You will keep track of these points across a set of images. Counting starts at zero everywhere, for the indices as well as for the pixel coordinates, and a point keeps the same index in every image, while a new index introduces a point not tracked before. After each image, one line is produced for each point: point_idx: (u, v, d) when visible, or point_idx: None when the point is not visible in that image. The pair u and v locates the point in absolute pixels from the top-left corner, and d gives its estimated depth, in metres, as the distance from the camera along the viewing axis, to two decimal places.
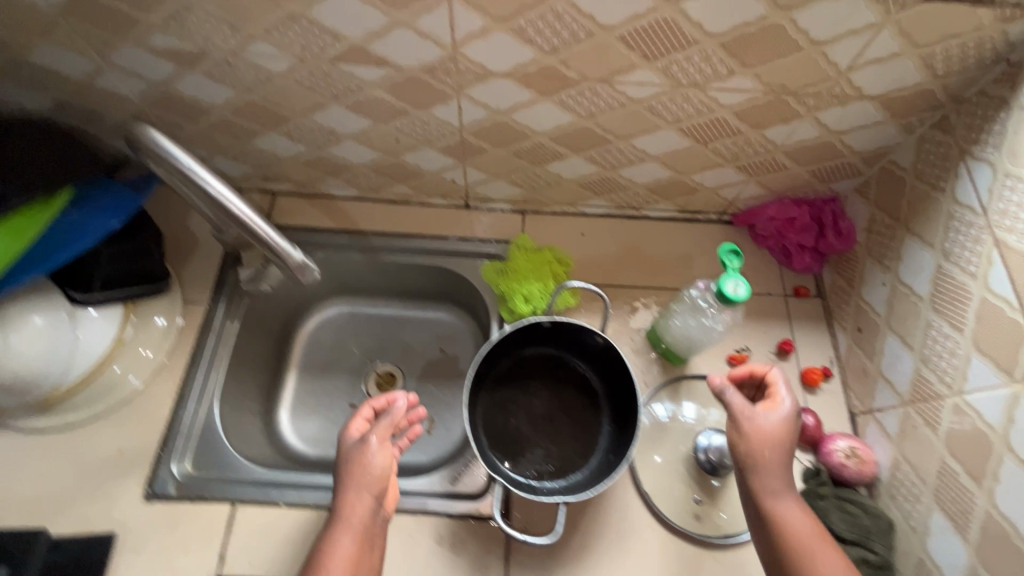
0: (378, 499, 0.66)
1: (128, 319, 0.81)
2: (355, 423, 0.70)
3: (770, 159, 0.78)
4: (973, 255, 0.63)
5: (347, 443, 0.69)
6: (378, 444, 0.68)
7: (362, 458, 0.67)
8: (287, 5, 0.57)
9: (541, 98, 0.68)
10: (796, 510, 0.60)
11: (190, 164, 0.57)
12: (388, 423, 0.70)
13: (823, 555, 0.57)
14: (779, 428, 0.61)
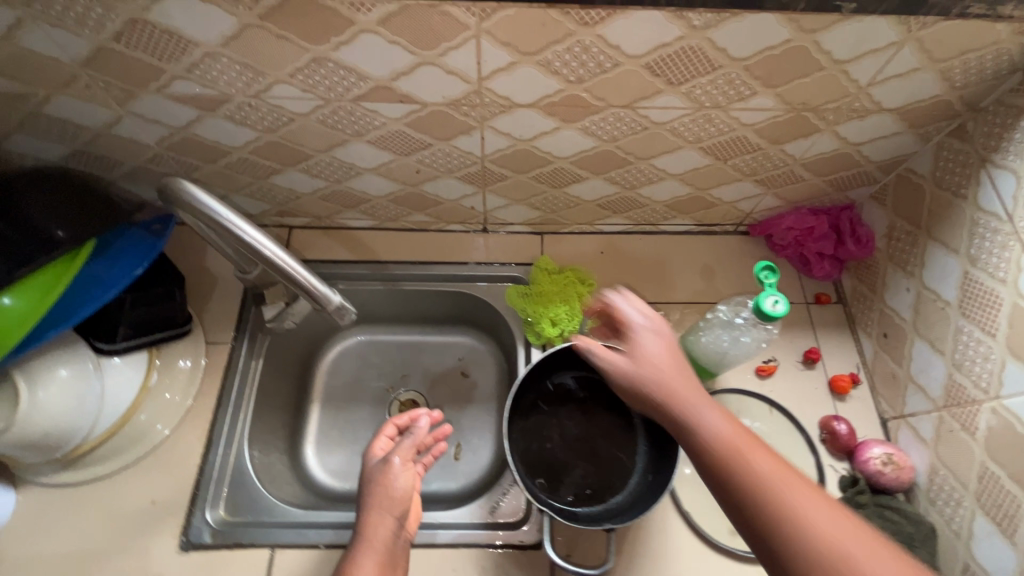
0: (401, 515, 0.69)
1: (153, 364, 0.80)
2: (378, 443, 0.76)
3: (788, 172, 0.79)
4: (1001, 261, 0.64)
5: (370, 464, 0.74)
6: (398, 462, 0.73)
7: (384, 478, 0.72)
8: (313, 50, 0.57)
9: (565, 125, 0.68)
10: (711, 420, 0.57)
11: (230, 216, 0.57)
12: (410, 441, 0.75)
13: (758, 460, 0.52)
14: (659, 354, 0.63)
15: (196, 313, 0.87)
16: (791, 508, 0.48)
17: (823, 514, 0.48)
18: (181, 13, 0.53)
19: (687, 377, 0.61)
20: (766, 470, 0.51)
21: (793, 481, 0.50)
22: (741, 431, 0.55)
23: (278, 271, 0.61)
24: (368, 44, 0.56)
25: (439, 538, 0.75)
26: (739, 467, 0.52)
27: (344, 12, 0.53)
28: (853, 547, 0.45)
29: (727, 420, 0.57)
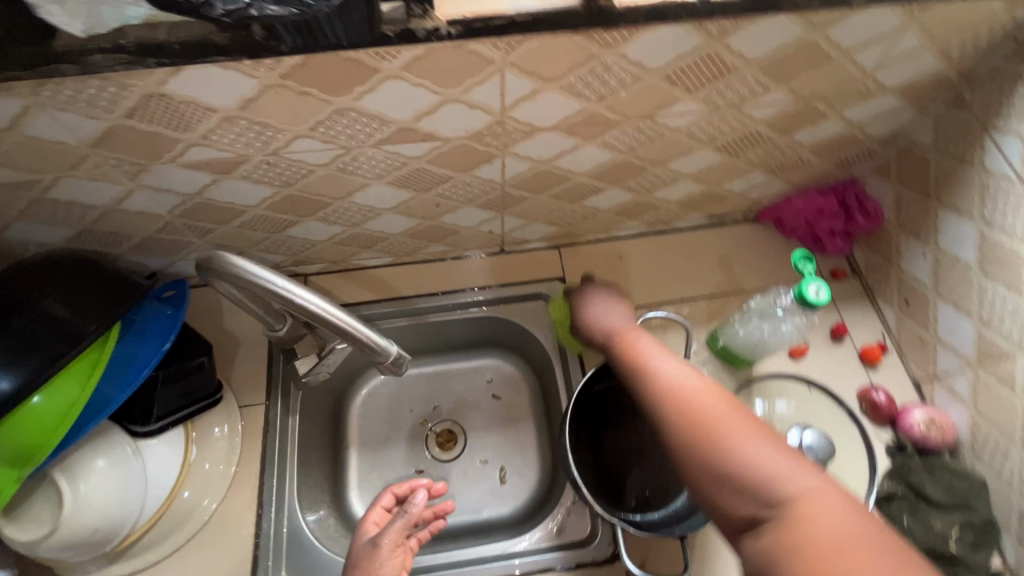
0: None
1: (191, 439, 0.78)
2: (373, 516, 0.72)
3: (795, 158, 0.81)
4: (1016, 220, 0.67)
5: (359, 541, 0.71)
6: (381, 546, 0.68)
7: (370, 562, 0.68)
8: (336, 101, 0.56)
9: (585, 142, 0.69)
10: (638, 335, 0.67)
11: (284, 283, 0.56)
12: (400, 524, 0.69)
13: (660, 356, 0.63)
14: (600, 298, 0.74)
15: (224, 377, 0.84)
16: (675, 385, 0.58)
17: (699, 388, 0.57)
18: (202, 82, 0.52)
19: (625, 314, 0.72)
20: (663, 363, 0.61)
21: (688, 373, 0.59)
22: (655, 341, 0.66)
23: (330, 327, 0.60)
24: (393, 89, 0.56)
25: (514, 569, 0.76)
26: (642, 362, 0.63)
27: (369, 61, 0.52)
28: (719, 413, 0.54)
29: (645, 335, 0.67)
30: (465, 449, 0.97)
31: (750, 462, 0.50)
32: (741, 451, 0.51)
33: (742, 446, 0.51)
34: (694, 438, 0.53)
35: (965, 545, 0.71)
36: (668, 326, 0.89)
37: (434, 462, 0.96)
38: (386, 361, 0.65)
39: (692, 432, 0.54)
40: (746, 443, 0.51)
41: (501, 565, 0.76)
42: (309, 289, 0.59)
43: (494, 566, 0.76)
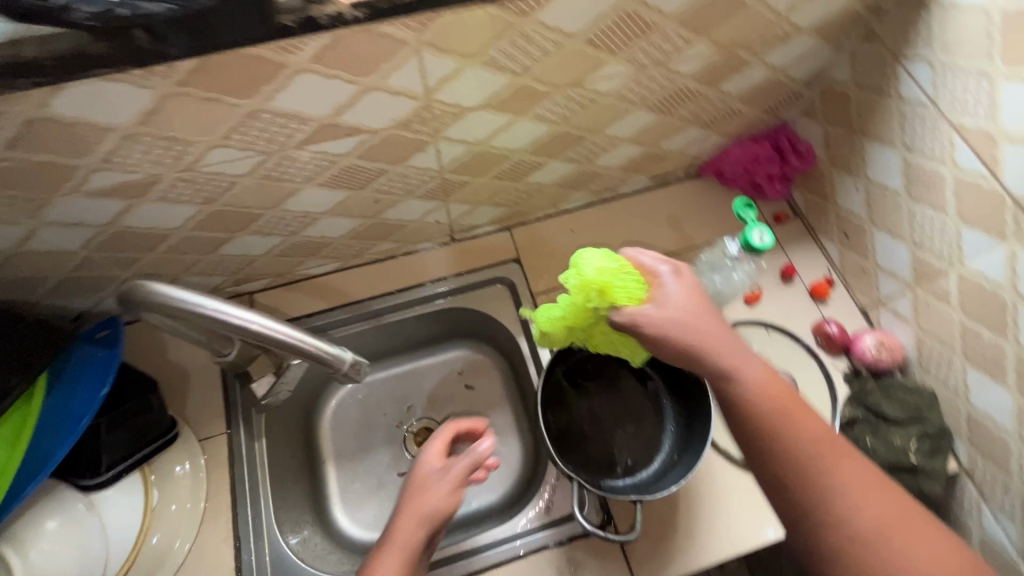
0: (424, 540, 0.63)
1: (150, 483, 0.73)
2: (435, 445, 0.72)
3: (726, 109, 0.82)
4: (935, 143, 0.70)
5: (417, 467, 0.70)
6: (439, 481, 0.67)
7: (428, 488, 0.67)
8: (245, 104, 0.53)
9: (518, 117, 0.68)
10: (756, 376, 0.57)
11: (217, 305, 0.53)
12: (466, 466, 0.68)
13: (788, 414, 0.56)
14: (693, 311, 0.59)
15: (178, 411, 0.79)
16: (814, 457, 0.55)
17: (837, 460, 0.55)
18: (89, 100, 0.48)
19: (723, 331, 0.59)
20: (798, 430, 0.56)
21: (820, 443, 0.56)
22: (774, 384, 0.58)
23: (275, 345, 0.57)
24: (304, 84, 0.52)
25: (522, 548, 0.76)
26: (774, 424, 0.56)
27: (273, 56, 0.49)
28: (869, 497, 0.54)
29: (760, 374, 0.58)
30: None
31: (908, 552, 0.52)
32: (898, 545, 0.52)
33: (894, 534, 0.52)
34: (845, 527, 0.53)
35: (923, 455, 0.77)
36: None
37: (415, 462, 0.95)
38: (342, 372, 0.63)
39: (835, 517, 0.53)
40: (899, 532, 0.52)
41: (508, 549, 0.76)
42: (248, 308, 0.55)
43: (503, 550, 0.76)
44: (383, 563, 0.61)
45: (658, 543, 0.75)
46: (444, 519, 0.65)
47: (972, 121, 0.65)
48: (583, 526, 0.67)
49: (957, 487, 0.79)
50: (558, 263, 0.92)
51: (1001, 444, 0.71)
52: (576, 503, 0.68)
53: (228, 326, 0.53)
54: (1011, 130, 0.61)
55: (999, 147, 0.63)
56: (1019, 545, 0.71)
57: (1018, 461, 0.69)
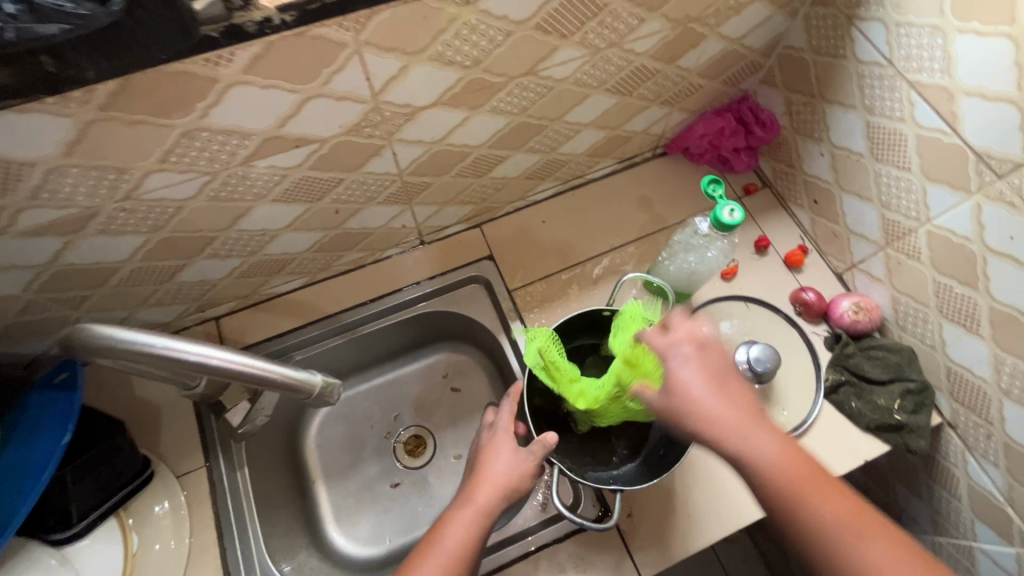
0: (496, 510, 0.64)
1: (128, 527, 0.69)
2: (505, 414, 0.73)
3: (687, 85, 0.81)
4: (894, 102, 0.70)
5: (494, 432, 0.72)
6: (513, 456, 0.68)
7: (495, 458, 0.68)
8: (179, 123, 0.49)
9: (473, 112, 0.65)
10: (770, 453, 0.50)
11: (164, 342, 0.49)
12: (538, 452, 0.66)
13: (816, 496, 0.48)
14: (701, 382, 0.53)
15: (152, 449, 0.76)
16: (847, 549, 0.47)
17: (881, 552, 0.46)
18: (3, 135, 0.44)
19: (737, 400, 0.53)
20: (829, 517, 0.48)
21: (859, 529, 0.47)
22: (800, 462, 0.50)
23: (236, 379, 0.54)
24: (241, 97, 0.49)
25: (533, 544, 0.74)
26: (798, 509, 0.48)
27: (202, 71, 0.45)
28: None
29: (779, 447, 0.50)
30: (436, 450, 0.94)
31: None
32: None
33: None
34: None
35: (907, 412, 0.78)
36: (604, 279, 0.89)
37: (408, 471, 0.93)
38: (313, 395, 0.61)
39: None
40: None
41: (516, 547, 0.74)
42: (198, 341, 0.51)
43: (517, 547, 0.74)
44: (459, 521, 0.63)
45: (657, 527, 0.74)
46: (517, 495, 0.66)
47: (929, 77, 0.65)
48: (568, 518, 0.63)
49: (944, 439, 0.79)
50: (532, 256, 0.90)
51: (980, 394, 0.72)
52: (555, 494, 0.64)
53: (178, 362, 0.50)
54: (968, 84, 0.61)
55: (957, 102, 0.63)
56: (1005, 490, 0.72)
57: (998, 410, 0.70)
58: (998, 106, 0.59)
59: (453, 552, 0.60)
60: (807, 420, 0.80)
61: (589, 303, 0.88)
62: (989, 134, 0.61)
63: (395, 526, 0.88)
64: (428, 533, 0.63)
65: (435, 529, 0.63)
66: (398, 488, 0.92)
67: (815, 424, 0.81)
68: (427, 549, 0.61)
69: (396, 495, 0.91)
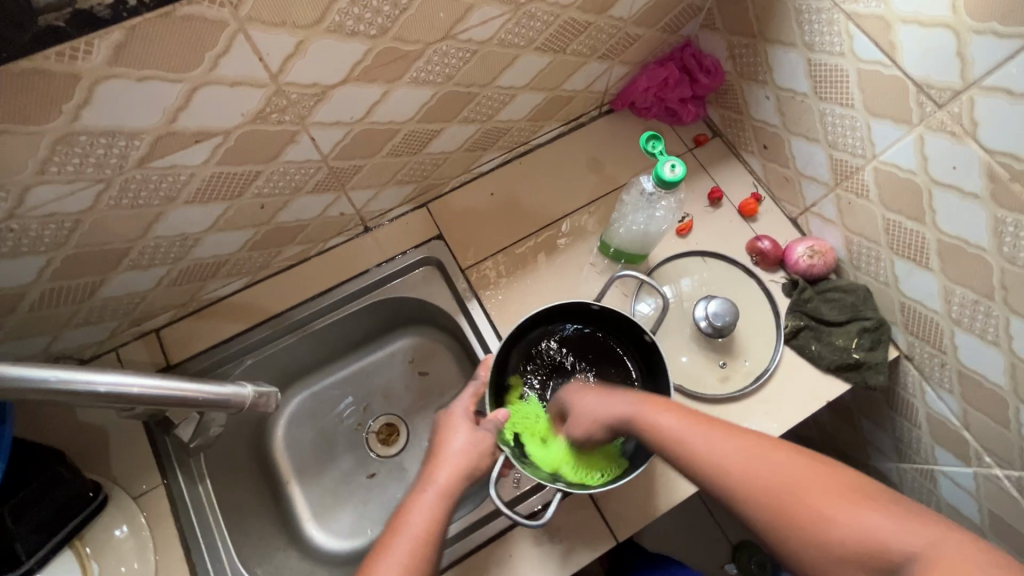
0: (459, 487, 0.63)
1: (85, 555, 0.67)
2: (462, 401, 0.71)
3: (623, 35, 0.77)
4: (833, 37, 0.67)
5: (450, 412, 0.71)
6: (472, 433, 0.67)
7: (450, 439, 0.67)
8: (49, 129, 0.45)
9: (392, 86, 0.61)
10: (653, 412, 0.56)
11: (63, 376, 0.45)
12: (493, 429, 0.68)
13: (679, 426, 0.53)
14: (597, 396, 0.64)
15: (102, 473, 0.73)
16: (723, 458, 0.47)
17: (741, 452, 0.47)
18: None
19: (626, 395, 0.60)
20: (704, 440, 0.50)
21: (705, 426, 0.51)
22: (672, 409, 0.55)
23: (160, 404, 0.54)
24: (117, 93, 0.45)
25: (508, 522, 0.74)
26: (675, 442, 0.52)
27: (59, 68, 0.41)
28: (770, 471, 0.44)
29: (659, 409, 0.56)
30: (410, 437, 0.93)
31: (867, 537, 0.38)
32: (835, 525, 0.40)
33: (825, 505, 0.41)
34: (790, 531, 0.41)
35: (864, 350, 0.79)
36: (559, 248, 0.86)
37: (382, 461, 0.91)
38: (246, 407, 0.66)
39: (773, 517, 0.42)
40: (849, 515, 0.39)
41: (493, 525, 0.73)
42: (105, 369, 0.49)
43: (502, 519, 0.74)
44: (422, 504, 0.60)
45: (629, 490, 0.75)
46: (480, 470, 0.65)
47: (866, 7, 0.62)
48: (505, 514, 0.61)
49: (901, 372, 0.81)
50: (484, 231, 0.87)
51: (932, 325, 0.73)
52: (494, 479, 0.63)
53: (87, 395, 0.47)
54: (903, 10, 0.59)
55: (894, 31, 0.61)
56: (960, 415, 0.74)
57: (950, 340, 0.71)
58: (935, 32, 0.57)
59: (417, 535, 0.57)
60: (769, 367, 0.81)
61: (546, 274, 0.85)
62: (927, 63, 0.59)
63: (374, 516, 0.87)
64: (392, 519, 0.60)
65: (398, 515, 0.60)
66: (374, 478, 0.90)
67: (778, 369, 0.81)
68: (392, 536, 0.58)
69: (371, 486, 0.90)
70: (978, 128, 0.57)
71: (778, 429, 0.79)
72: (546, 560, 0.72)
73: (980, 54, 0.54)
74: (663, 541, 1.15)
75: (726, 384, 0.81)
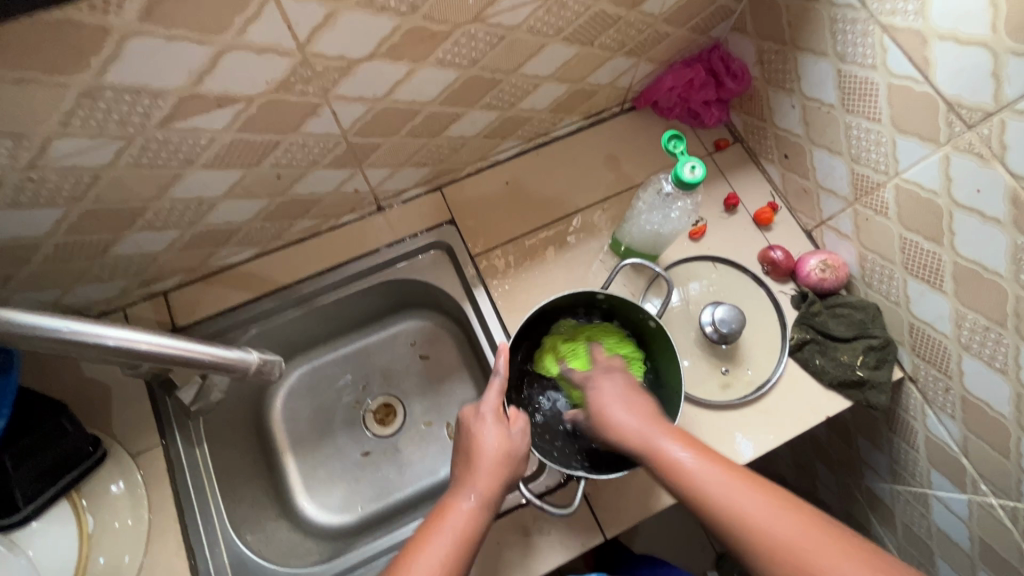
0: (498, 493, 0.62)
1: (80, 507, 0.68)
2: (493, 396, 0.67)
3: (653, 32, 0.76)
4: (866, 49, 0.66)
5: (481, 409, 0.67)
6: (505, 435, 0.65)
7: (483, 441, 0.64)
8: (75, 82, 0.45)
9: (417, 65, 0.60)
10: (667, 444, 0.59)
11: (72, 326, 0.45)
12: (524, 435, 0.66)
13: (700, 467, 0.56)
14: (615, 398, 0.67)
15: (103, 429, 0.74)
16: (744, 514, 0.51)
17: (768, 513, 0.50)
18: None
19: (647, 417, 0.63)
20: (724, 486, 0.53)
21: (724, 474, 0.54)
22: (694, 447, 0.58)
23: (165, 361, 0.55)
24: (144, 50, 0.45)
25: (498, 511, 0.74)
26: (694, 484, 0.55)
27: (90, 20, 0.41)
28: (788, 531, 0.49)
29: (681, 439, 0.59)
30: (407, 418, 0.93)
31: None
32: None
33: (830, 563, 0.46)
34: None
35: (869, 368, 0.78)
36: (571, 243, 0.86)
37: (379, 439, 0.92)
38: (250, 372, 0.66)
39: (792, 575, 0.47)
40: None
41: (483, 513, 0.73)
42: (112, 324, 0.49)
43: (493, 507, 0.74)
44: (460, 508, 0.60)
45: (622, 488, 0.75)
46: (514, 475, 0.65)
47: (903, 20, 0.61)
48: (535, 505, 0.66)
49: (904, 393, 0.80)
50: (497, 219, 0.87)
51: (940, 348, 0.72)
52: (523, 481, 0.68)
53: (95, 346, 0.47)
54: (941, 26, 0.58)
55: (930, 46, 0.60)
56: (960, 440, 0.74)
57: (957, 364, 0.70)
58: (970, 50, 0.56)
59: (458, 538, 0.57)
60: (771, 379, 0.81)
61: (555, 267, 0.85)
62: (961, 81, 0.58)
63: (366, 494, 0.88)
64: (426, 519, 0.60)
65: (436, 516, 0.60)
66: (369, 456, 0.91)
67: (780, 381, 0.81)
68: (430, 535, 0.58)
69: (365, 463, 0.90)
70: (1006, 151, 0.56)
71: (775, 440, 0.79)
72: (534, 550, 0.72)
73: (1015, 76, 0.53)
74: (648, 540, 1.16)
75: (727, 391, 0.81)
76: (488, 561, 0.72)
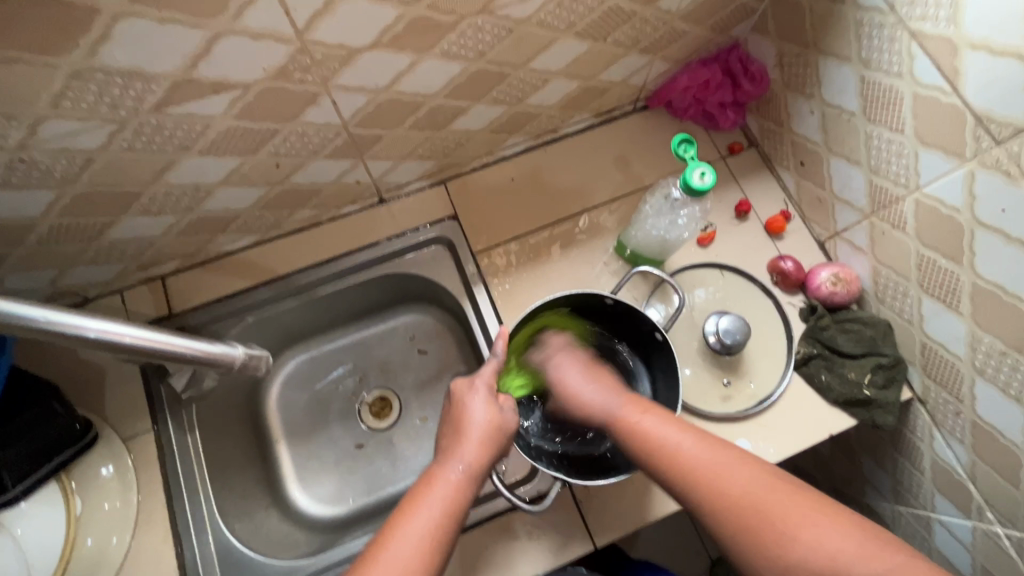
0: (486, 467, 0.61)
1: (70, 489, 0.68)
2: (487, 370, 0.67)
3: (669, 30, 0.73)
4: (893, 55, 0.63)
5: (472, 384, 0.66)
6: (494, 411, 0.64)
7: (473, 415, 0.63)
8: (65, 63, 0.44)
9: (421, 56, 0.58)
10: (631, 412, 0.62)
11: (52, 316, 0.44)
12: (514, 414, 0.66)
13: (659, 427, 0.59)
14: (577, 378, 0.71)
15: (96, 412, 0.74)
16: (696, 468, 0.54)
17: (714, 465, 0.53)
18: None
19: (611, 391, 0.67)
20: (680, 440, 0.56)
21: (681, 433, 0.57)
22: (657, 413, 0.61)
23: (150, 356, 0.54)
24: (135, 32, 0.43)
25: (488, 513, 0.72)
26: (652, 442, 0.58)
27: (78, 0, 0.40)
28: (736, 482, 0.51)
29: (643, 410, 0.61)
30: (402, 413, 0.93)
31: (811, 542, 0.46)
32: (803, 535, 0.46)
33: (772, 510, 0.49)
34: (759, 550, 0.48)
35: (876, 387, 0.76)
36: (575, 244, 0.84)
37: (373, 433, 0.91)
38: (236, 366, 0.65)
39: (734, 524, 0.49)
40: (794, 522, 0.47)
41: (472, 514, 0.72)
42: (97, 316, 0.48)
43: (483, 509, 0.73)
44: (445, 480, 0.59)
45: (615, 496, 0.74)
46: (502, 449, 0.64)
47: (933, 27, 0.58)
48: (504, 497, 0.62)
49: (912, 413, 0.78)
50: (500, 216, 0.85)
51: (953, 370, 0.69)
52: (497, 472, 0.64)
53: (76, 337, 0.46)
54: (974, 35, 0.55)
55: (960, 56, 0.56)
56: (968, 466, 0.71)
57: (969, 388, 0.67)
58: (1003, 62, 0.53)
59: (444, 507, 0.56)
60: (775, 393, 0.79)
61: (558, 268, 0.83)
62: (992, 93, 0.55)
63: (357, 487, 0.87)
64: (409, 492, 0.59)
65: (421, 488, 0.59)
66: (362, 449, 0.90)
67: (784, 396, 0.79)
68: (414, 506, 0.56)
69: (358, 456, 0.90)
70: None
71: (774, 455, 0.77)
72: (521, 554, 0.71)
73: None
74: (641, 546, 1.15)
75: (728, 403, 0.79)
76: (474, 564, 0.71)
